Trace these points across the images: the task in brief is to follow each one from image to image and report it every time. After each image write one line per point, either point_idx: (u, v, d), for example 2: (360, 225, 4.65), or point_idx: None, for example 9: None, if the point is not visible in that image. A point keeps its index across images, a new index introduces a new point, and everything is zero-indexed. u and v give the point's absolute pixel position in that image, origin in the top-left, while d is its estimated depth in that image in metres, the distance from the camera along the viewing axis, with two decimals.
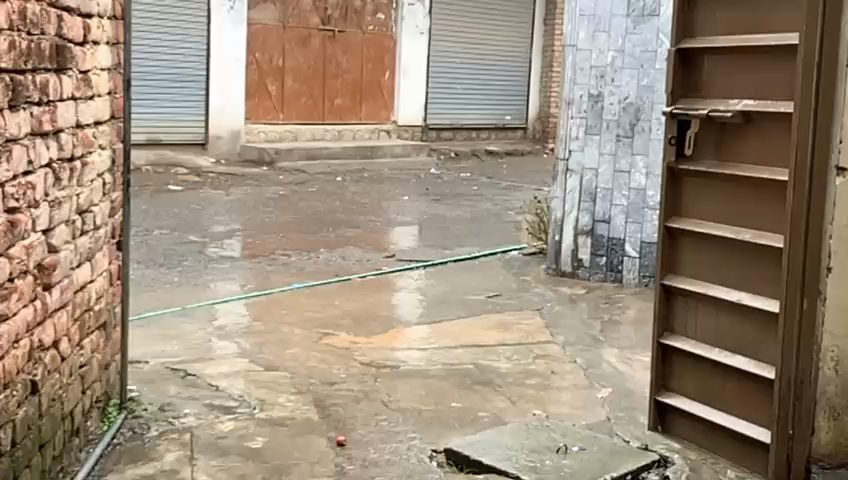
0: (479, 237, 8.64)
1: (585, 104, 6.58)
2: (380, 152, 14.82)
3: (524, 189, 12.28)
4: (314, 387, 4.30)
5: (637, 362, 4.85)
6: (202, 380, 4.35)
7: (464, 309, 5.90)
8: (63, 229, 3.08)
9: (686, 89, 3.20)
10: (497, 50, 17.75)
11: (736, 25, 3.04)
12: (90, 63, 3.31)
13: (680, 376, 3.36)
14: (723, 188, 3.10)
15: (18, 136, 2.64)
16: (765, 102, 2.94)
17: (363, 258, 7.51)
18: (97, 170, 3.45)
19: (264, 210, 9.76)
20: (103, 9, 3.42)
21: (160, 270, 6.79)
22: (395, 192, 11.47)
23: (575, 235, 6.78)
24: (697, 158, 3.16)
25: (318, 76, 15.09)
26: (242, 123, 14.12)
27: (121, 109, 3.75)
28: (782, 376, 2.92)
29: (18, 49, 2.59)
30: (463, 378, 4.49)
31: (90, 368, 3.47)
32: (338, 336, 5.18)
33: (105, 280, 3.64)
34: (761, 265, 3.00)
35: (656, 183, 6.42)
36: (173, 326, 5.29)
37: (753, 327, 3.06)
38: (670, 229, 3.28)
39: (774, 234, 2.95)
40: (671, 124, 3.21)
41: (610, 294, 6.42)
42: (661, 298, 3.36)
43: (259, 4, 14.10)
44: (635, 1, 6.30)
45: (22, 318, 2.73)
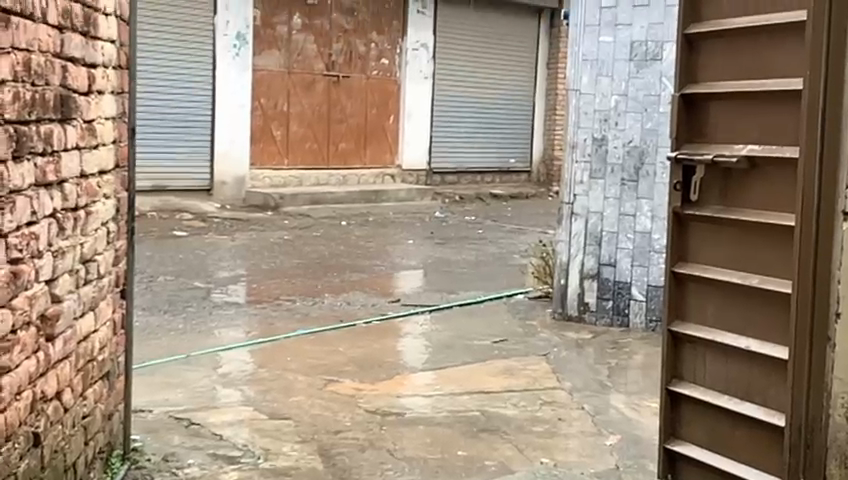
0: (484, 281, 8.61)
1: (589, 148, 6.59)
2: (385, 197, 14.86)
3: (528, 232, 12.29)
4: (319, 436, 4.27)
5: (645, 408, 4.81)
6: (206, 429, 4.32)
7: (469, 354, 5.87)
8: (67, 278, 3.07)
9: (691, 137, 2.88)
10: (500, 94, 17.84)
11: (741, 68, 2.72)
12: (95, 113, 3.31)
13: (690, 423, 2.97)
14: (730, 231, 2.77)
15: (21, 187, 2.64)
16: (771, 147, 2.61)
17: (367, 303, 7.48)
18: (101, 219, 3.44)
19: (269, 255, 9.75)
20: (108, 59, 3.44)
21: (164, 316, 6.77)
22: (400, 236, 11.47)
23: (581, 279, 6.76)
24: (703, 204, 2.85)
25: (322, 122, 15.17)
26: (247, 169, 14.20)
27: (126, 158, 3.77)
28: (792, 422, 2.53)
29: (23, 99, 2.60)
30: (469, 426, 4.45)
31: (93, 418, 3.44)
32: (343, 382, 5.14)
33: (109, 329, 3.63)
34: (771, 314, 2.65)
35: (662, 226, 6.40)
36: (177, 374, 5.26)
37: (763, 375, 2.69)
38: (676, 273, 2.95)
39: (784, 280, 2.59)
40: (676, 169, 2.92)
41: (616, 338, 6.37)
42: (669, 344, 3.00)
43: (264, 50, 14.23)
44: (638, 45, 6.35)
45: (25, 370, 2.71)
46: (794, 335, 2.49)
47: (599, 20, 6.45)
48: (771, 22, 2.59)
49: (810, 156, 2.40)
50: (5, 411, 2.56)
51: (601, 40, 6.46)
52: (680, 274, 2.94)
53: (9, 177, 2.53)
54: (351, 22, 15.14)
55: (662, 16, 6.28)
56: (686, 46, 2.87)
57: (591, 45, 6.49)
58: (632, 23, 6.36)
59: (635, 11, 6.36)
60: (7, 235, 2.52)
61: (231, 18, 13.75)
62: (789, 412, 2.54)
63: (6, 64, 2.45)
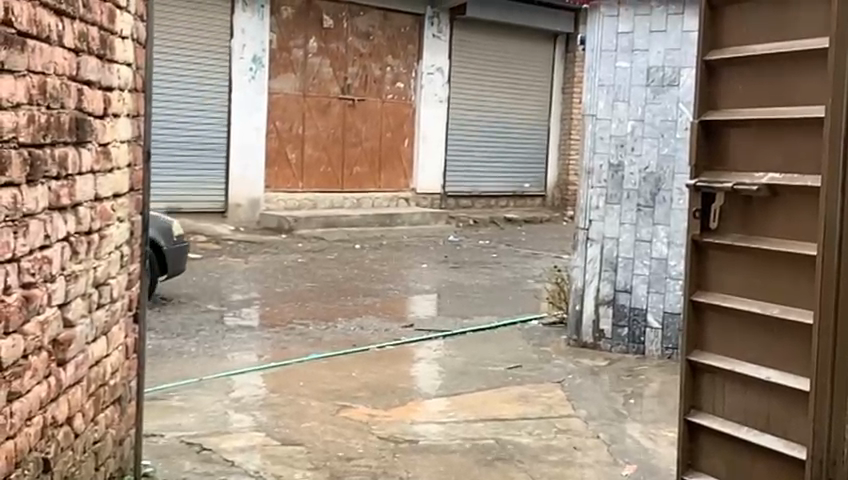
0: (499, 306, 8.56)
1: (605, 173, 6.57)
2: (399, 220, 14.83)
3: (543, 257, 12.25)
4: (331, 463, 4.23)
5: (662, 438, 4.75)
6: (217, 455, 4.28)
7: (484, 380, 5.82)
8: (79, 302, 3.04)
9: (710, 164, 2.74)
10: (515, 117, 17.83)
11: (761, 94, 2.59)
12: (110, 136, 3.31)
13: (710, 456, 2.79)
14: (751, 259, 2.61)
15: (35, 211, 2.62)
16: (791, 175, 2.48)
17: (380, 328, 7.44)
18: (115, 243, 3.43)
19: (282, 279, 9.73)
20: (124, 82, 3.43)
21: (176, 340, 6.75)
22: (414, 260, 11.44)
23: (596, 305, 6.71)
24: (723, 232, 2.70)
25: (337, 145, 15.18)
26: (261, 191, 14.23)
27: (141, 181, 3.76)
28: (814, 455, 2.35)
29: (37, 123, 2.59)
30: (482, 454, 4.40)
31: (103, 443, 3.40)
32: (355, 408, 5.10)
33: (121, 353, 3.60)
34: (794, 346, 2.48)
35: (678, 253, 6.35)
36: (190, 398, 5.23)
37: (783, 406, 2.52)
38: (694, 303, 2.78)
39: (807, 310, 2.43)
40: (695, 197, 2.77)
41: (632, 366, 6.31)
42: (687, 374, 2.82)
43: (280, 73, 14.28)
44: (654, 71, 6.33)
45: (35, 395, 2.69)
46: (817, 367, 2.32)
47: (615, 45, 6.45)
48: (793, 47, 2.47)
49: (833, 182, 2.26)
50: (14, 437, 2.53)
51: (617, 65, 6.45)
52: (699, 302, 2.77)
53: (22, 201, 2.52)
54: (367, 46, 15.20)
55: (679, 42, 6.25)
56: (706, 71, 2.75)
57: (607, 70, 6.48)
58: (649, 48, 6.34)
59: (652, 37, 6.34)
60: (19, 259, 2.50)
61: (248, 41, 13.81)
62: (811, 444, 2.36)
63: (20, 87, 2.44)
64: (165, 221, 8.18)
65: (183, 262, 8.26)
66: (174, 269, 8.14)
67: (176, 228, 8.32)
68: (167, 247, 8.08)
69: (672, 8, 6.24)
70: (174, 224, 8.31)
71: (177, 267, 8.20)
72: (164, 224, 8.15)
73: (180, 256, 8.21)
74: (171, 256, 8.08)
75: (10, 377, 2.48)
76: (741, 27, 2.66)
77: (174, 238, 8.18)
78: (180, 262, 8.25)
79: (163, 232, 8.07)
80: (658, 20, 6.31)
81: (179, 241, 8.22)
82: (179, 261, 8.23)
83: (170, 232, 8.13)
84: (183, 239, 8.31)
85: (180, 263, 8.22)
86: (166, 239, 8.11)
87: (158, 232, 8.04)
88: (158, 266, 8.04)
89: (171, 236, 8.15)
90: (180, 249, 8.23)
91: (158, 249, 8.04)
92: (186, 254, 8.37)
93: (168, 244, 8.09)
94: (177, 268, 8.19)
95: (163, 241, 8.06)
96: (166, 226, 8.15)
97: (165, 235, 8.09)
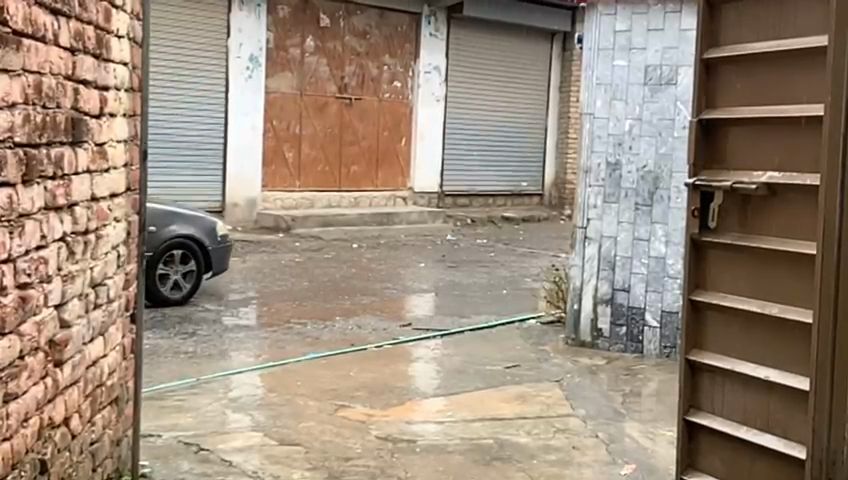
0: (496, 305, 8.58)
1: (603, 172, 6.56)
2: (396, 218, 14.82)
3: (540, 255, 12.26)
4: (329, 463, 4.22)
5: (661, 438, 4.73)
6: (215, 455, 4.27)
7: (482, 380, 5.81)
8: (76, 303, 3.04)
9: (709, 164, 2.72)
10: (513, 116, 17.80)
11: (759, 94, 2.59)
12: (107, 135, 3.30)
13: (708, 455, 2.78)
14: (750, 258, 2.60)
15: (32, 211, 2.61)
16: (790, 174, 2.47)
17: (378, 327, 7.41)
18: (111, 243, 3.41)
19: (281, 278, 9.74)
20: (120, 82, 3.42)
21: (174, 339, 6.74)
22: (412, 259, 11.44)
23: (594, 304, 6.70)
24: (722, 231, 2.69)
25: (335, 143, 15.17)
26: (258, 190, 14.25)
27: (137, 182, 3.74)
28: (814, 454, 2.34)
29: (33, 122, 2.58)
30: (481, 454, 4.39)
31: (101, 445, 3.39)
32: (354, 408, 5.09)
33: (118, 353, 3.59)
34: (795, 344, 2.46)
35: (677, 252, 6.34)
36: (187, 397, 5.22)
37: (783, 406, 2.51)
38: (694, 302, 2.77)
39: (806, 310, 2.43)
40: (694, 196, 2.75)
41: (630, 365, 6.31)
42: (686, 373, 2.80)
43: (277, 72, 14.28)
44: (653, 69, 6.32)
45: (32, 396, 2.67)
46: (816, 367, 2.31)
47: (613, 44, 6.44)
48: (793, 46, 2.45)
49: (832, 181, 2.25)
50: (10, 437, 2.52)
51: (615, 64, 6.44)
52: (697, 301, 2.75)
53: (18, 201, 2.50)
54: (364, 45, 15.20)
55: (677, 40, 6.24)
56: (705, 69, 2.73)
57: (605, 69, 6.47)
58: (647, 47, 6.33)
59: (649, 35, 6.33)
60: (16, 259, 2.49)
61: (244, 40, 13.80)
62: (811, 444, 2.35)
63: (15, 87, 2.42)
64: (210, 221, 8.50)
65: (225, 261, 8.60)
66: (216, 268, 8.49)
67: (219, 228, 8.64)
68: (211, 247, 8.40)
69: (670, 6, 6.22)
70: (217, 223, 8.62)
71: (219, 266, 8.54)
72: (208, 224, 8.47)
73: (221, 256, 8.55)
74: (215, 255, 8.44)
75: (5, 379, 2.46)
76: (739, 28, 2.65)
77: (217, 238, 8.51)
78: (223, 260, 8.60)
79: (208, 232, 8.40)
80: (656, 18, 6.29)
81: (221, 240, 8.58)
82: (221, 260, 8.57)
83: (214, 233, 8.48)
84: (225, 239, 8.64)
85: (223, 261, 8.59)
86: (211, 239, 8.45)
87: (203, 232, 8.36)
88: (204, 266, 8.37)
89: (214, 236, 8.48)
90: (223, 248, 8.58)
91: (203, 249, 8.36)
92: (228, 253, 8.70)
93: (212, 244, 8.42)
94: (219, 266, 8.54)
95: (208, 241, 8.38)
96: (210, 227, 8.47)
97: (209, 235, 8.42)
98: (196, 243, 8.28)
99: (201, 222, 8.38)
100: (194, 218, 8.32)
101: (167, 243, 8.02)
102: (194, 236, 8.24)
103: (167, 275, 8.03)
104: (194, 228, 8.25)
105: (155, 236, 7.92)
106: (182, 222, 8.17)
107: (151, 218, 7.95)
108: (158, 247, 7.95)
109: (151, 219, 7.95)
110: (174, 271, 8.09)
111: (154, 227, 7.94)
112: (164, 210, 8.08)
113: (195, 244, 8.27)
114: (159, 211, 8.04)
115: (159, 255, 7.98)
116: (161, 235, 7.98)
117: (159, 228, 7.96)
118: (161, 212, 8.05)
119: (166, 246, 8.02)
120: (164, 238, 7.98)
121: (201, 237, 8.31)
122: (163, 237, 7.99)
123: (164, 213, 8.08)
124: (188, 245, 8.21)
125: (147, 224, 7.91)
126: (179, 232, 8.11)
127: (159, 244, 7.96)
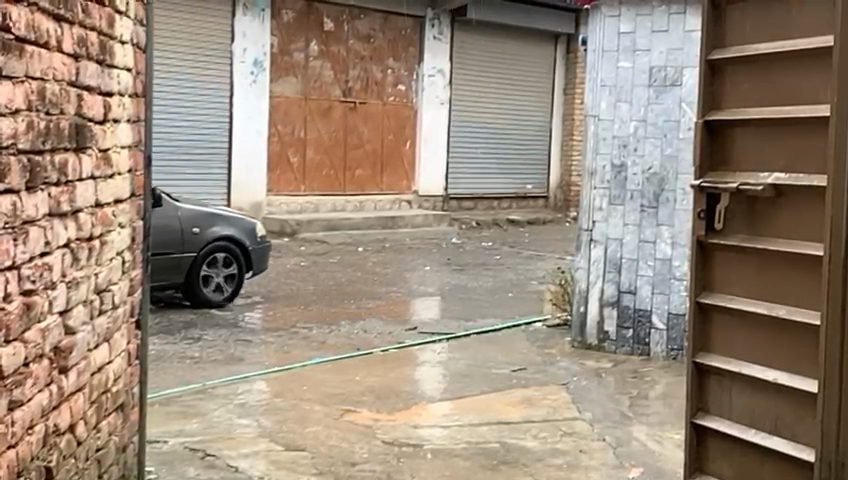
0: (501, 308, 8.56)
1: (608, 174, 6.55)
2: (401, 222, 14.81)
3: (545, 258, 12.25)
4: (335, 467, 4.21)
5: (668, 440, 4.72)
6: (221, 461, 4.26)
7: (487, 383, 5.80)
8: (81, 309, 3.04)
9: (715, 165, 2.71)
10: (517, 118, 17.77)
11: (764, 94, 2.58)
12: (110, 141, 3.28)
13: (717, 458, 2.76)
14: (757, 260, 2.58)
15: (35, 218, 2.60)
16: (797, 175, 2.45)
17: (384, 331, 7.41)
18: (116, 249, 3.40)
19: (286, 282, 9.73)
20: (123, 87, 3.41)
21: (180, 345, 6.73)
22: (417, 263, 11.43)
23: (600, 306, 6.68)
24: (728, 233, 2.67)
25: (338, 147, 15.17)
26: (263, 195, 14.24)
27: (141, 187, 3.74)
28: (822, 458, 2.32)
29: (37, 129, 2.57)
30: (488, 458, 4.38)
31: (107, 451, 3.39)
32: (360, 412, 5.09)
33: (124, 360, 3.59)
34: (801, 347, 2.45)
35: (683, 253, 6.32)
36: (193, 403, 5.21)
37: (791, 408, 2.49)
38: (701, 305, 2.75)
39: (813, 311, 2.41)
40: (699, 197, 2.74)
41: (637, 367, 6.29)
42: (694, 376, 2.79)
43: (282, 76, 14.31)
44: (657, 71, 6.32)
45: (37, 403, 2.67)
46: (823, 370, 2.30)
47: (617, 46, 6.44)
48: (798, 47, 2.44)
49: (839, 180, 2.24)
50: (17, 446, 2.52)
51: (620, 66, 6.44)
52: (704, 303, 2.74)
53: (22, 208, 2.50)
54: (368, 48, 15.20)
55: (681, 42, 6.24)
56: (709, 69, 2.72)
57: (609, 70, 6.47)
58: (652, 48, 6.33)
59: (654, 36, 6.33)
60: (18, 266, 2.47)
61: (249, 45, 13.82)
62: (820, 447, 2.33)
63: (20, 94, 2.43)
64: (251, 222, 8.64)
65: (265, 261, 8.74)
66: (258, 268, 8.64)
67: (260, 228, 8.77)
68: (252, 248, 8.55)
69: (674, 7, 6.23)
70: (257, 223, 8.75)
71: (260, 265, 8.69)
72: (250, 225, 8.61)
73: (262, 256, 8.69)
74: (255, 255, 8.59)
75: (11, 386, 2.46)
76: (744, 27, 2.63)
77: (258, 239, 8.66)
78: (264, 260, 8.74)
79: (249, 233, 8.55)
80: (659, 20, 6.30)
81: (262, 241, 8.72)
82: (262, 260, 8.72)
83: (255, 233, 8.62)
84: (266, 239, 8.78)
85: (264, 262, 8.74)
86: (252, 240, 8.59)
87: (245, 233, 8.51)
88: (245, 266, 8.53)
89: (256, 237, 8.63)
90: (263, 248, 8.73)
91: (245, 250, 8.51)
92: (269, 253, 8.84)
93: (253, 245, 8.57)
94: (261, 266, 8.69)
95: (248, 242, 8.52)
96: (251, 228, 8.61)
97: (251, 236, 8.57)
98: (238, 244, 8.44)
99: (242, 223, 8.52)
100: (236, 219, 8.46)
101: (209, 244, 8.18)
102: (236, 237, 8.39)
103: (209, 277, 8.22)
104: (235, 229, 8.39)
105: (199, 238, 8.07)
106: (224, 223, 8.32)
107: (195, 219, 8.08)
108: (201, 249, 8.11)
109: (195, 220, 8.09)
110: (216, 273, 8.27)
111: (198, 229, 8.09)
112: (207, 211, 8.21)
113: (236, 245, 8.44)
114: (202, 212, 8.18)
115: (203, 256, 8.15)
116: (204, 237, 8.13)
117: (202, 230, 8.11)
118: (203, 213, 8.18)
119: (208, 247, 8.19)
120: (207, 239, 8.14)
121: (242, 237, 8.47)
122: (206, 238, 8.15)
123: (207, 214, 8.21)
124: (229, 246, 8.37)
125: (190, 226, 8.04)
126: (220, 233, 8.26)
127: (202, 245, 8.12)
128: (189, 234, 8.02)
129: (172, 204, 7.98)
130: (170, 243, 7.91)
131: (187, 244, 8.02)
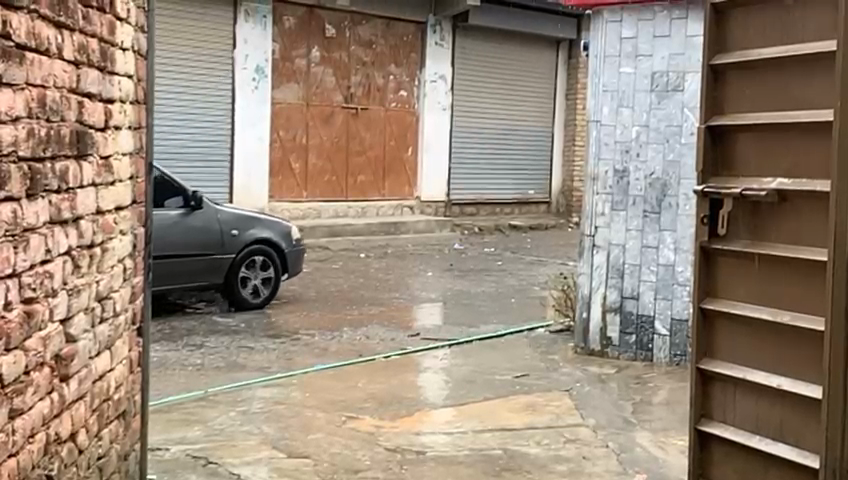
0: (503, 313, 8.54)
1: (611, 179, 6.53)
2: (403, 228, 14.96)
3: (548, 263, 12.22)
4: (337, 475, 4.19)
5: (671, 446, 4.71)
6: (223, 468, 4.24)
7: (491, 390, 5.78)
8: (82, 316, 3.02)
9: (718, 170, 2.70)
10: (519, 123, 17.74)
11: (768, 99, 2.56)
12: (111, 148, 3.28)
13: (721, 463, 2.74)
14: (760, 264, 2.57)
15: (35, 225, 2.58)
16: (799, 181, 2.44)
17: (387, 337, 7.39)
18: (116, 256, 3.39)
19: (289, 288, 9.72)
20: (124, 94, 3.41)
21: (181, 352, 6.72)
22: (419, 268, 11.40)
23: (603, 311, 6.65)
24: (730, 238, 2.66)
25: (341, 153, 15.17)
26: (264, 201, 14.24)
27: (143, 194, 3.73)
28: (827, 464, 2.31)
29: (37, 136, 2.56)
30: (491, 465, 4.36)
31: (108, 459, 3.37)
32: (362, 419, 5.08)
33: (124, 367, 3.56)
34: (804, 353, 2.43)
35: (685, 259, 6.30)
36: (197, 410, 5.20)
37: (795, 413, 2.47)
38: (704, 311, 2.74)
39: (816, 317, 2.39)
40: (702, 202, 2.73)
41: (640, 374, 6.27)
42: (697, 382, 2.77)
43: (283, 83, 14.31)
44: (659, 76, 6.31)
45: (38, 412, 2.65)
46: (828, 374, 2.28)
47: (619, 51, 6.44)
48: (801, 50, 2.43)
49: (842, 188, 2.23)
50: (18, 454, 2.51)
51: (621, 71, 6.44)
52: (707, 309, 2.73)
53: (23, 215, 2.49)
54: (369, 55, 15.20)
55: (682, 47, 6.24)
56: (711, 73, 2.71)
57: (611, 76, 6.47)
58: (654, 53, 6.33)
59: (655, 41, 6.33)
60: (19, 274, 2.46)
61: (250, 51, 13.83)
62: (824, 453, 2.31)
63: (20, 100, 2.42)
64: (286, 225, 8.77)
65: (299, 263, 8.87)
66: (292, 270, 8.78)
67: (294, 231, 8.88)
68: (287, 250, 8.68)
69: (676, 12, 6.23)
70: (293, 226, 8.88)
71: (294, 267, 8.81)
72: (285, 227, 8.73)
73: (296, 258, 8.81)
74: (291, 258, 8.72)
75: (11, 394, 2.44)
76: (747, 33, 2.63)
77: (293, 242, 8.79)
78: (298, 263, 8.88)
79: (284, 235, 8.68)
80: (661, 25, 6.30)
81: (297, 244, 8.85)
82: (296, 263, 8.85)
83: (290, 236, 8.75)
84: (301, 242, 8.89)
85: (298, 264, 8.87)
86: (287, 242, 8.72)
87: (280, 236, 8.65)
88: (281, 269, 8.67)
89: (291, 240, 8.76)
90: (298, 251, 8.86)
91: (280, 253, 8.65)
92: (301, 256, 8.95)
93: (288, 247, 8.70)
94: (295, 269, 8.83)
95: (284, 245, 8.65)
96: (286, 231, 8.74)
97: (286, 239, 8.70)
98: (274, 246, 8.58)
99: (278, 226, 8.65)
100: (272, 222, 8.60)
101: (247, 247, 8.33)
102: (271, 240, 8.53)
103: (248, 279, 8.35)
104: (270, 232, 8.52)
105: (237, 240, 8.21)
106: (259, 226, 8.45)
107: (234, 222, 8.21)
108: (240, 251, 8.25)
109: (235, 222, 8.22)
110: (254, 275, 8.40)
111: (236, 231, 8.22)
112: (244, 214, 8.33)
113: (272, 248, 8.58)
114: (240, 215, 8.31)
115: (242, 259, 8.29)
116: (242, 240, 8.27)
117: (240, 232, 8.25)
118: (241, 216, 8.31)
119: (247, 249, 8.33)
120: (245, 241, 8.28)
121: (277, 240, 8.60)
122: (244, 241, 8.29)
123: (244, 216, 8.33)
124: (265, 249, 8.51)
125: (230, 228, 8.17)
126: (257, 235, 8.40)
127: (240, 248, 8.25)
128: (228, 236, 8.16)
129: (213, 206, 8.08)
130: (212, 244, 8.04)
131: (227, 246, 8.15)
